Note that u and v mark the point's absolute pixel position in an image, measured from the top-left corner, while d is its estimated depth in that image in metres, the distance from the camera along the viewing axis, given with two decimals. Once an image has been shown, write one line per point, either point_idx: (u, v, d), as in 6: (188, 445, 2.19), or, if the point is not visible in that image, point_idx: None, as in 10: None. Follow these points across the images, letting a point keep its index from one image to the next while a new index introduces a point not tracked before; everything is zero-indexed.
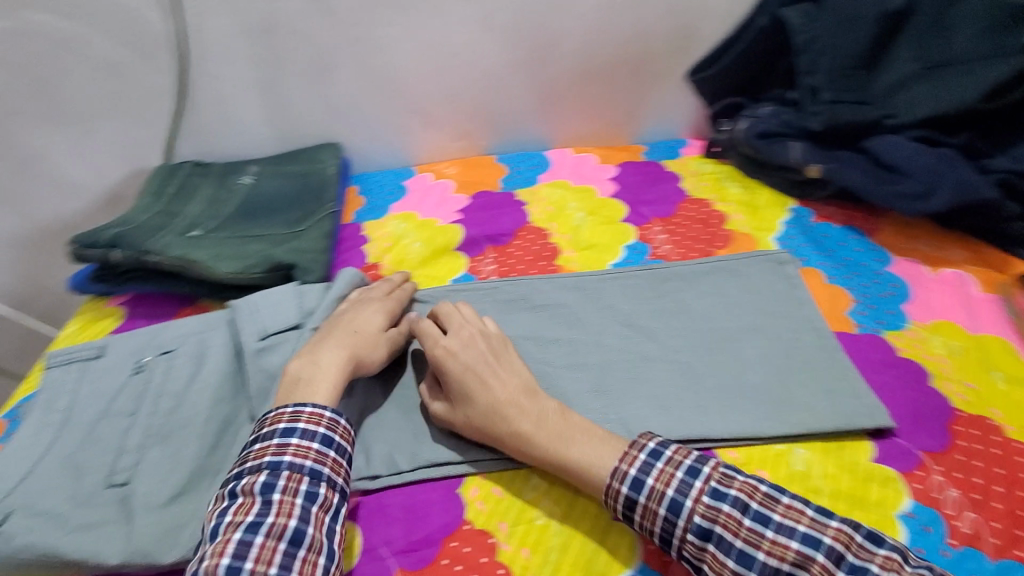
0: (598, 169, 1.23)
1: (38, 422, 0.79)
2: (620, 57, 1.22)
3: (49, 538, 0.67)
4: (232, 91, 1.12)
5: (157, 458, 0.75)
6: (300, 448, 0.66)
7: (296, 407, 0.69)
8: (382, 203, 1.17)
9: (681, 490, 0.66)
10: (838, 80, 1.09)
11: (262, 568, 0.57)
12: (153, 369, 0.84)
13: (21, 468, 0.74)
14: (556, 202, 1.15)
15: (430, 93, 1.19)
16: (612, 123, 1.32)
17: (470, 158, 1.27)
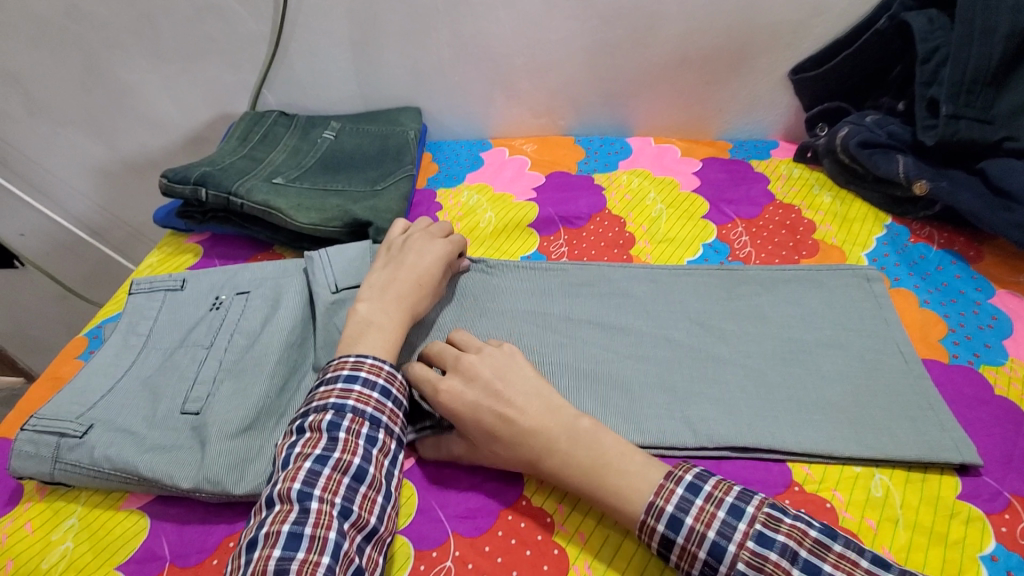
0: (685, 163, 0.92)
1: (119, 338, 0.66)
2: (742, 44, 0.90)
3: (113, 469, 0.54)
4: (310, 24, 0.95)
5: (230, 394, 0.59)
6: (356, 392, 0.51)
7: (359, 354, 0.53)
8: (452, 170, 0.96)
9: (745, 531, 0.43)
10: (980, 90, 0.75)
11: (329, 496, 0.46)
12: (241, 303, 0.68)
13: (103, 383, 0.61)
14: (635, 189, 0.86)
15: (517, 62, 0.95)
16: (698, 118, 1.00)
17: (550, 138, 1.01)
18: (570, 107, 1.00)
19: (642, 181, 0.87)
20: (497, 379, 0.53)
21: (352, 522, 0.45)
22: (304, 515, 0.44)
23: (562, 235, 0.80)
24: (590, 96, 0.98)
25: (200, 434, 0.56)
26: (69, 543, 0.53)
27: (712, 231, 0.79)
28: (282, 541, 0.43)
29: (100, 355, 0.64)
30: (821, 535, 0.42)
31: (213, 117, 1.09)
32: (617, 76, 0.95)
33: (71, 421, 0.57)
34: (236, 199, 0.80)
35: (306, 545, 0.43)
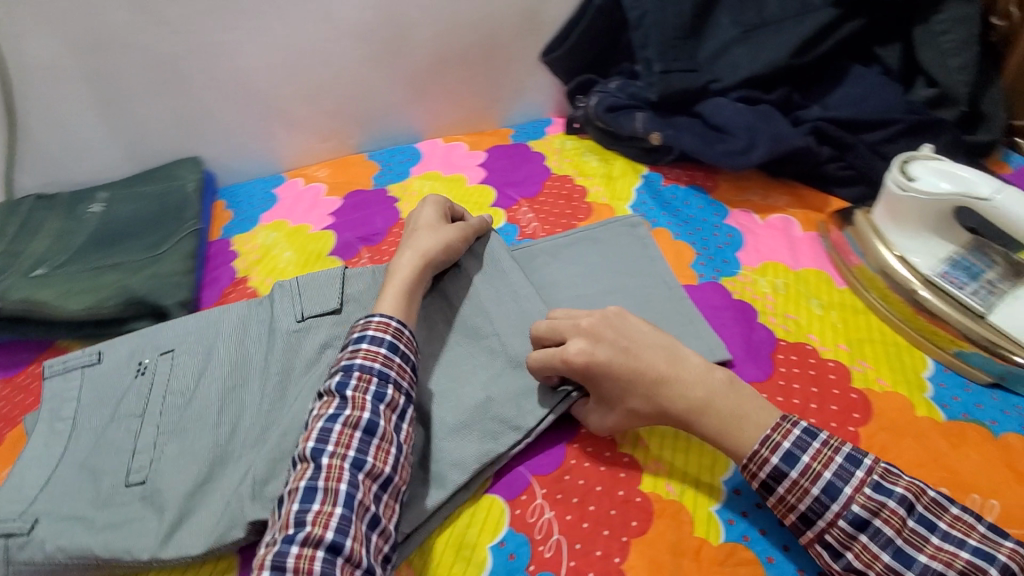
0: (468, 156, 1.20)
1: (46, 437, 0.81)
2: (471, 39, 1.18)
3: (71, 554, 0.69)
4: (159, 123, 1.10)
5: (173, 459, 0.75)
6: (366, 352, 0.72)
7: (367, 319, 0.75)
8: None
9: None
10: (668, 51, 1.11)
11: (382, 460, 0.66)
12: (168, 361, 0.84)
13: (39, 476, 0.76)
14: (425, 195, 1.13)
15: (281, 93, 1.13)
16: (471, 116, 1.28)
17: (342, 158, 1.23)
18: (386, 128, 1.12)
19: (451, 191, 0.96)
20: (628, 344, 0.72)
21: (365, 471, 0.65)
22: (316, 472, 0.64)
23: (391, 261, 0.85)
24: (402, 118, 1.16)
25: (148, 499, 0.72)
26: None
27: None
28: (298, 498, 0.63)
29: (32, 449, 0.79)
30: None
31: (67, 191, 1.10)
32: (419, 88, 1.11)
33: (17, 520, 0.72)
34: (87, 309, 0.87)
35: (320, 497, 0.63)
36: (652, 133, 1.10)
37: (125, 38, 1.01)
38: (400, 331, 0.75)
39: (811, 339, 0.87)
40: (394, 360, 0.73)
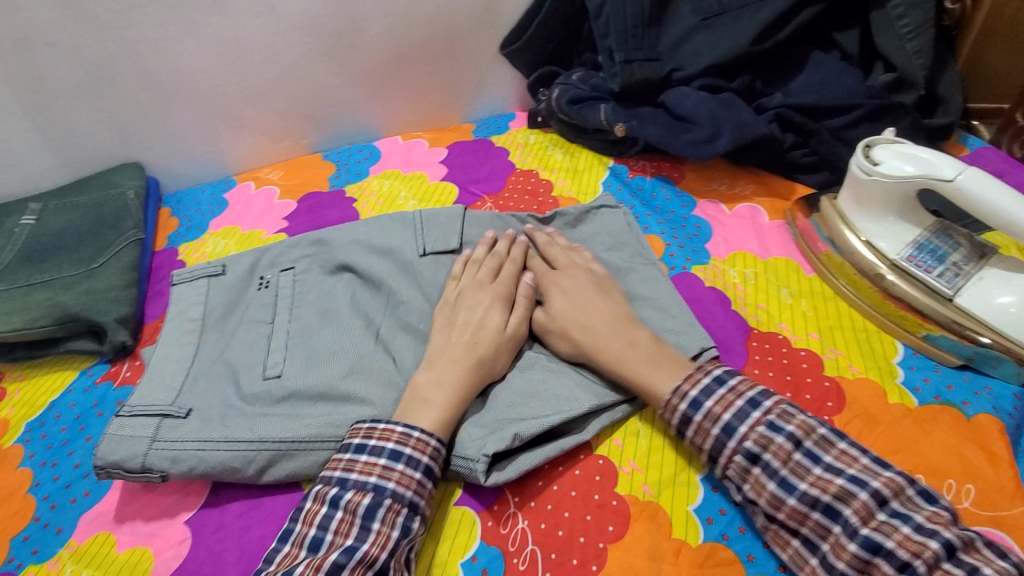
0: (430, 153, 0.90)
1: (173, 335, 0.63)
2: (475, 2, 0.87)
3: (218, 441, 0.53)
4: (139, 92, 0.82)
5: (308, 358, 0.58)
6: (360, 465, 0.47)
7: (406, 427, 0.49)
8: (351, 166, 0.89)
9: (758, 419, 0.46)
10: None
11: (377, 550, 0.43)
12: (291, 278, 0.66)
13: (176, 377, 0.60)
14: (385, 193, 0.83)
15: (254, 92, 0.86)
16: (438, 111, 0.96)
17: (298, 161, 0.92)
18: (451, 78, 0.93)
19: (539, 137, 0.91)
20: None
21: None
22: None
23: (487, 202, 0.80)
24: (470, 58, 0.92)
25: (303, 395, 0.55)
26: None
27: (610, 157, 0.85)
28: None
29: (163, 347, 0.62)
30: (828, 432, 0.45)
31: (33, 191, 0.87)
32: (494, 25, 0.90)
33: (170, 409, 0.57)
34: (96, 263, 0.73)
35: None
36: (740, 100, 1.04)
37: (53, 39, 0.75)
38: (407, 434, 0.49)
39: None
40: (414, 432, 0.49)
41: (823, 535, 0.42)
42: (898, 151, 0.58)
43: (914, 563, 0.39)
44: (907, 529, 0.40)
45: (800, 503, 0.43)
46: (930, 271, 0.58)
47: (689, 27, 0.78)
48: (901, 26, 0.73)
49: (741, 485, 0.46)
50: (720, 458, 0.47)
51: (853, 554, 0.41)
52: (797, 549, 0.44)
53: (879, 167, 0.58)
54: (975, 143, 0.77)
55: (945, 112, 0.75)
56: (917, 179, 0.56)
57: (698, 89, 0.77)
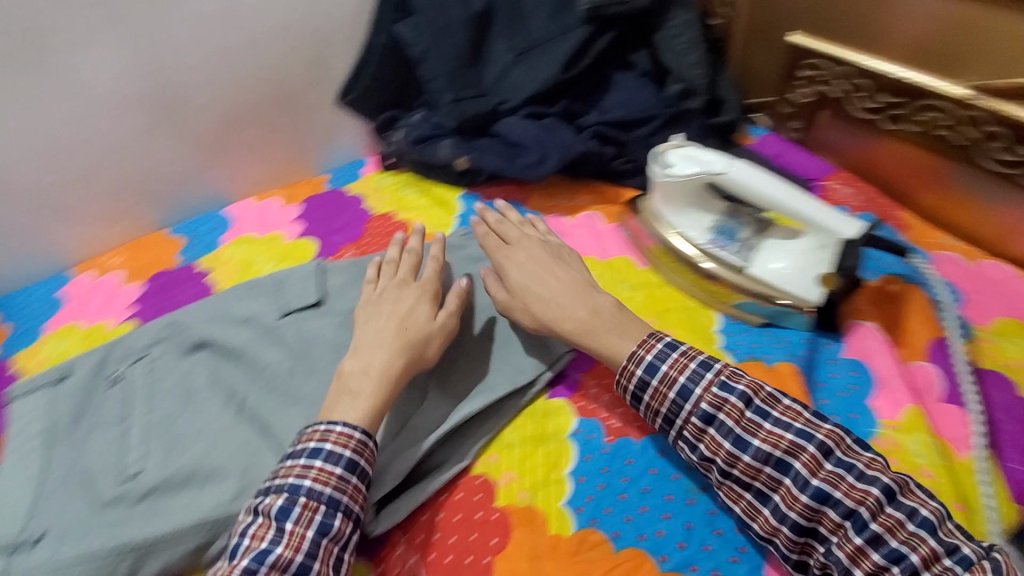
0: (284, 211, 0.90)
1: (16, 452, 0.59)
2: (301, 61, 0.89)
3: (71, 559, 0.51)
4: None
5: (169, 450, 0.58)
6: (284, 468, 0.49)
7: (327, 425, 0.50)
8: (201, 238, 0.87)
9: (710, 380, 0.51)
10: None
11: (292, 552, 0.45)
12: (143, 368, 0.64)
13: (25, 498, 0.56)
14: (242, 258, 0.82)
15: (76, 180, 0.81)
16: (285, 168, 0.97)
17: (142, 240, 0.89)
18: (293, 134, 0.94)
19: (393, 178, 0.95)
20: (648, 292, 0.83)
21: None
22: None
23: (348, 251, 0.82)
24: (309, 113, 0.94)
25: (163, 488, 0.55)
26: None
27: (461, 187, 0.90)
28: None
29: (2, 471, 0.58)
30: (776, 391, 0.50)
31: None
32: (327, 80, 0.93)
33: (16, 534, 0.53)
34: None
35: None
36: None
37: None
38: (329, 431, 0.50)
39: None
40: (334, 428, 0.51)
41: (775, 487, 0.47)
42: (685, 154, 0.67)
43: (859, 511, 0.45)
44: (851, 478, 0.46)
45: (754, 459, 0.48)
46: (727, 251, 0.68)
47: (506, 64, 0.86)
48: (679, 43, 0.86)
49: (698, 445, 0.51)
50: (680, 419, 0.51)
51: (804, 503, 0.46)
52: (750, 501, 0.49)
53: (672, 169, 0.68)
54: (758, 131, 0.91)
55: (728, 110, 0.89)
56: (701, 177, 0.66)
57: (525, 117, 0.85)
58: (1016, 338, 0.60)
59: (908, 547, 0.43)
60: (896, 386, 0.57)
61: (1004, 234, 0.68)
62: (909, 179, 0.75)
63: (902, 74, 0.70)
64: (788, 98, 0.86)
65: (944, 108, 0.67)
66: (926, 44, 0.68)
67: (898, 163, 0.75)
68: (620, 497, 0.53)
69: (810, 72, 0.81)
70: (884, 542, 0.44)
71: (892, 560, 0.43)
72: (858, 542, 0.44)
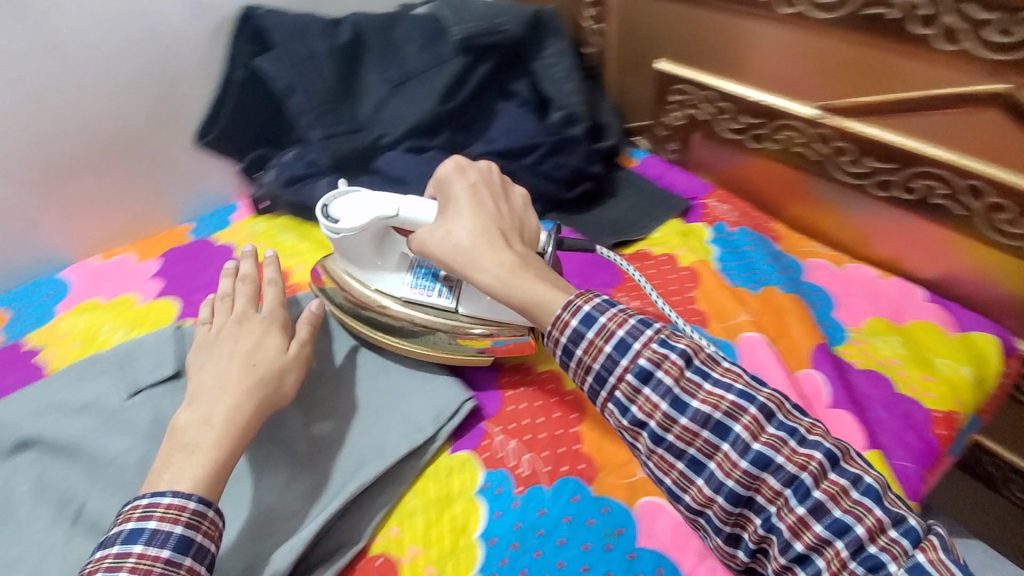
0: (137, 269, 0.80)
1: None
2: (141, 102, 0.79)
3: None
4: None
5: None
6: (93, 561, 0.42)
7: (149, 498, 0.45)
8: (34, 308, 0.75)
9: (650, 336, 0.45)
10: None
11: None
12: None
13: None
14: (83, 331, 0.70)
15: None
16: (138, 217, 0.86)
17: None
18: (148, 181, 0.84)
19: (267, 223, 0.86)
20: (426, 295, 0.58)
21: None
22: None
23: None
24: (163, 157, 0.84)
25: None
26: None
27: None
28: None
29: None
30: (714, 353, 0.46)
31: None
32: (181, 119, 0.83)
33: None
34: None
35: None
36: None
37: None
38: (152, 508, 0.44)
39: (643, 244, 0.79)
40: (161, 503, 0.45)
41: (711, 453, 0.43)
42: (345, 204, 0.61)
43: (802, 476, 0.41)
44: (793, 442, 0.42)
45: (692, 422, 0.43)
46: (433, 294, 0.62)
47: (382, 96, 0.82)
48: (557, 72, 0.87)
49: (630, 407, 0.45)
50: (613, 378, 0.45)
51: (744, 471, 0.42)
52: (682, 471, 0.44)
53: (340, 224, 0.60)
54: (640, 154, 0.94)
55: (610, 135, 0.90)
56: (372, 223, 0.60)
57: (406, 151, 0.81)
58: (945, 333, 0.63)
59: (854, 516, 0.40)
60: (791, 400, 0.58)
61: (862, 235, 0.73)
62: (776, 193, 0.80)
63: (758, 96, 0.74)
64: (663, 121, 0.89)
65: (796, 126, 0.72)
66: (776, 71, 0.72)
67: (764, 177, 0.80)
68: (536, 555, 0.49)
69: (682, 96, 0.84)
70: (826, 512, 0.41)
71: (836, 533, 0.40)
72: (800, 513, 0.41)
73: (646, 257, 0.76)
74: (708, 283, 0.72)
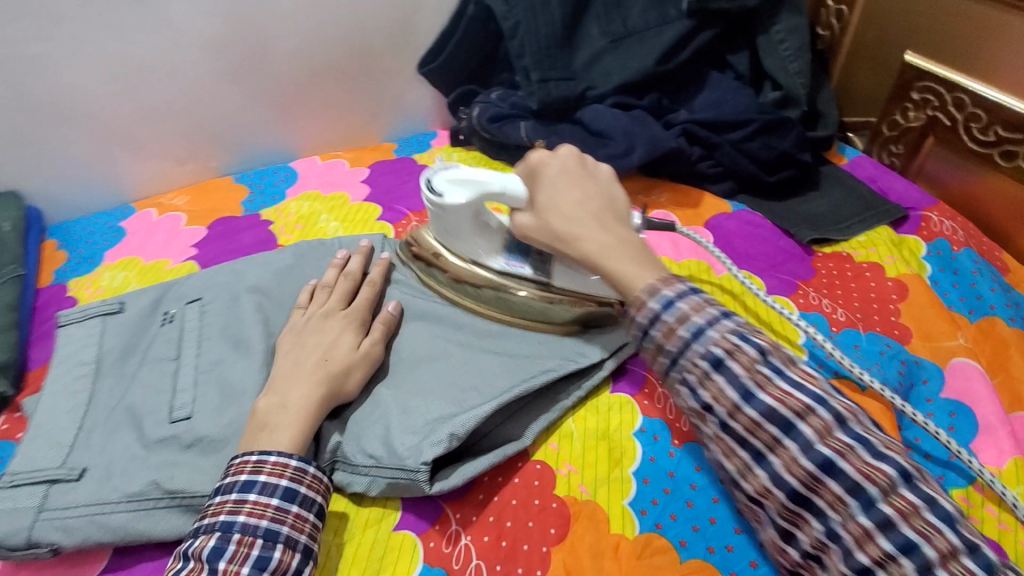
0: (349, 173, 0.88)
1: (65, 372, 0.58)
2: (383, 23, 0.87)
3: (116, 502, 0.49)
4: (16, 113, 0.73)
5: (219, 395, 0.55)
6: (213, 507, 0.45)
7: (259, 452, 0.46)
8: (265, 188, 0.85)
9: (728, 324, 0.41)
10: None
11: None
12: (197, 310, 0.62)
13: (68, 426, 0.55)
14: (305, 217, 0.79)
15: (139, 112, 0.79)
16: (352, 129, 0.94)
17: (205, 184, 0.86)
18: (368, 98, 0.92)
19: (461, 154, 0.91)
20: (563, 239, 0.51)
21: None
22: None
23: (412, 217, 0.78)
24: (386, 78, 0.92)
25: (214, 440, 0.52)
26: None
27: None
28: None
29: (50, 392, 0.57)
30: (794, 353, 0.41)
31: None
32: (410, 46, 0.91)
33: (57, 467, 0.51)
34: None
35: None
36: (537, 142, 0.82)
37: None
38: (260, 463, 0.46)
39: (842, 246, 0.74)
40: (267, 460, 0.46)
41: (775, 449, 0.38)
42: (455, 179, 0.57)
43: (869, 489, 0.36)
44: (865, 453, 0.36)
45: (758, 414, 0.39)
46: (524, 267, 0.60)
47: (599, 48, 0.83)
48: (784, 49, 0.82)
49: (699, 390, 0.41)
50: (685, 361, 0.41)
51: (805, 469, 0.37)
52: (743, 460, 0.40)
53: (445, 198, 0.57)
54: (851, 152, 0.86)
55: (824, 126, 0.84)
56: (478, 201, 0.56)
57: (611, 105, 0.81)
58: None
59: (925, 538, 0.34)
60: (1001, 433, 0.53)
61: None
62: (1012, 218, 0.72)
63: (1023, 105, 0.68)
64: (893, 119, 0.82)
65: None
66: None
67: (998, 200, 0.73)
68: (688, 505, 0.49)
69: (926, 95, 0.77)
70: (894, 529, 0.35)
71: (903, 550, 0.34)
72: (864, 525, 0.35)
73: (846, 260, 0.72)
74: (916, 297, 0.66)
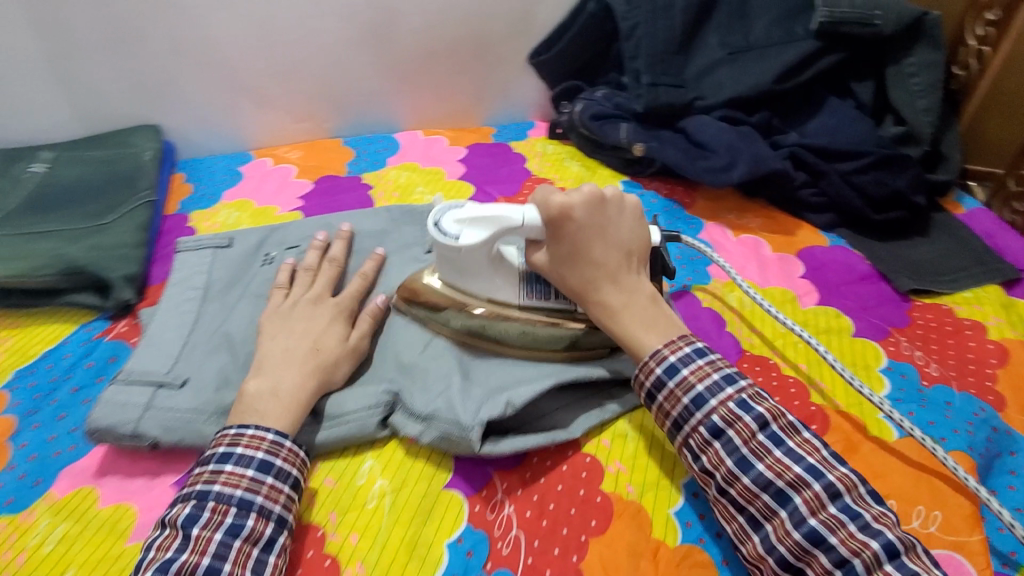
0: (448, 151, 0.91)
1: (179, 293, 0.64)
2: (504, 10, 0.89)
3: (213, 413, 0.54)
4: (169, 56, 0.81)
5: None
6: (192, 477, 0.46)
7: (238, 427, 0.47)
8: (370, 154, 0.90)
9: (730, 394, 0.44)
10: None
11: (194, 558, 0.41)
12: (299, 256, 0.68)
13: (176, 339, 0.60)
14: (402, 186, 0.83)
15: (270, 68, 0.85)
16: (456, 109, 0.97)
17: (316, 142, 0.92)
18: (477, 81, 0.95)
19: (557, 148, 0.93)
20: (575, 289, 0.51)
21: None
22: (182, 545, 0.42)
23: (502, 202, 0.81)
24: (497, 64, 0.94)
25: None
26: (62, 526, 0.50)
27: (625, 175, 0.87)
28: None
29: (165, 308, 0.63)
30: (793, 421, 0.44)
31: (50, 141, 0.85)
32: (525, 35, 0.93)
33: (165, 373, 0.57)
34: (107, 219, 0.71)
35: None
36: (635, 145, 0.81)
37: None
38: (239, 435, 0.47)
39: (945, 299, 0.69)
40: (245, 433, 0.47)
41: (768, 516, 0.41)
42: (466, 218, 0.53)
43: (853, 562, 0.38)
44: (851, 526, 0.39)
45: (752, 483, 0.42)
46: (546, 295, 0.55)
47: (715, 59, 0.82)
48: (914, 83, 0.77)
49: (698, 456, 0.44)
50: (685, 427, 0.45)
51: (794, 540, 0.40)
52: (741, 525, 0.42)
53: (461, 240, 0.52)
54: (970, 202, 0.81)
55: (945, 169, 0.79)
56: (496, 237, 0.52)
57: (718, 118, 0.80)
58: None
59: None
60: None
61: None
62: None
63: None
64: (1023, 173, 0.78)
65: None
66: None
67: None
68: None
69: None
70: None
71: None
72: None
73: (947, 313, 0.67)
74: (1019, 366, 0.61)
